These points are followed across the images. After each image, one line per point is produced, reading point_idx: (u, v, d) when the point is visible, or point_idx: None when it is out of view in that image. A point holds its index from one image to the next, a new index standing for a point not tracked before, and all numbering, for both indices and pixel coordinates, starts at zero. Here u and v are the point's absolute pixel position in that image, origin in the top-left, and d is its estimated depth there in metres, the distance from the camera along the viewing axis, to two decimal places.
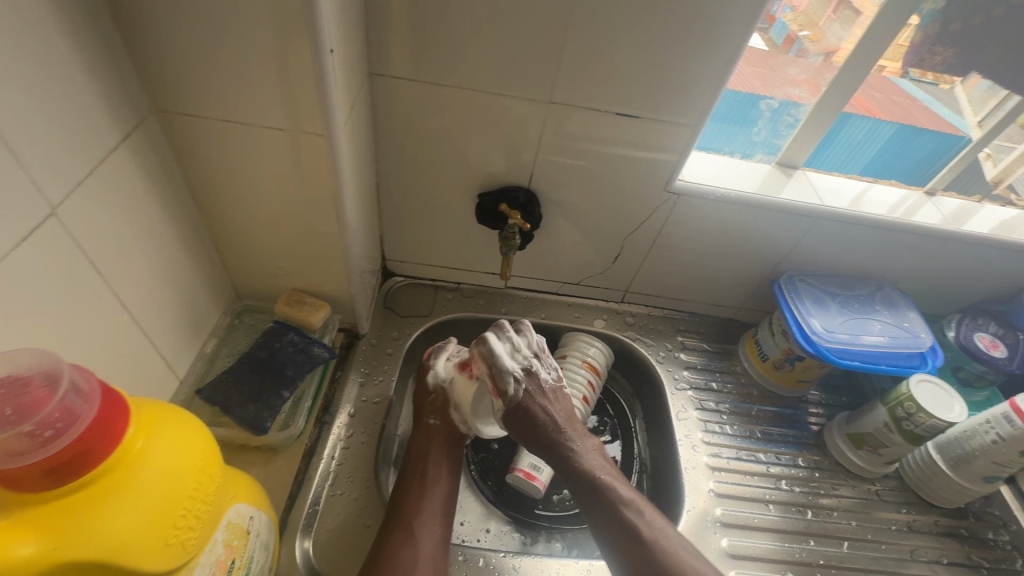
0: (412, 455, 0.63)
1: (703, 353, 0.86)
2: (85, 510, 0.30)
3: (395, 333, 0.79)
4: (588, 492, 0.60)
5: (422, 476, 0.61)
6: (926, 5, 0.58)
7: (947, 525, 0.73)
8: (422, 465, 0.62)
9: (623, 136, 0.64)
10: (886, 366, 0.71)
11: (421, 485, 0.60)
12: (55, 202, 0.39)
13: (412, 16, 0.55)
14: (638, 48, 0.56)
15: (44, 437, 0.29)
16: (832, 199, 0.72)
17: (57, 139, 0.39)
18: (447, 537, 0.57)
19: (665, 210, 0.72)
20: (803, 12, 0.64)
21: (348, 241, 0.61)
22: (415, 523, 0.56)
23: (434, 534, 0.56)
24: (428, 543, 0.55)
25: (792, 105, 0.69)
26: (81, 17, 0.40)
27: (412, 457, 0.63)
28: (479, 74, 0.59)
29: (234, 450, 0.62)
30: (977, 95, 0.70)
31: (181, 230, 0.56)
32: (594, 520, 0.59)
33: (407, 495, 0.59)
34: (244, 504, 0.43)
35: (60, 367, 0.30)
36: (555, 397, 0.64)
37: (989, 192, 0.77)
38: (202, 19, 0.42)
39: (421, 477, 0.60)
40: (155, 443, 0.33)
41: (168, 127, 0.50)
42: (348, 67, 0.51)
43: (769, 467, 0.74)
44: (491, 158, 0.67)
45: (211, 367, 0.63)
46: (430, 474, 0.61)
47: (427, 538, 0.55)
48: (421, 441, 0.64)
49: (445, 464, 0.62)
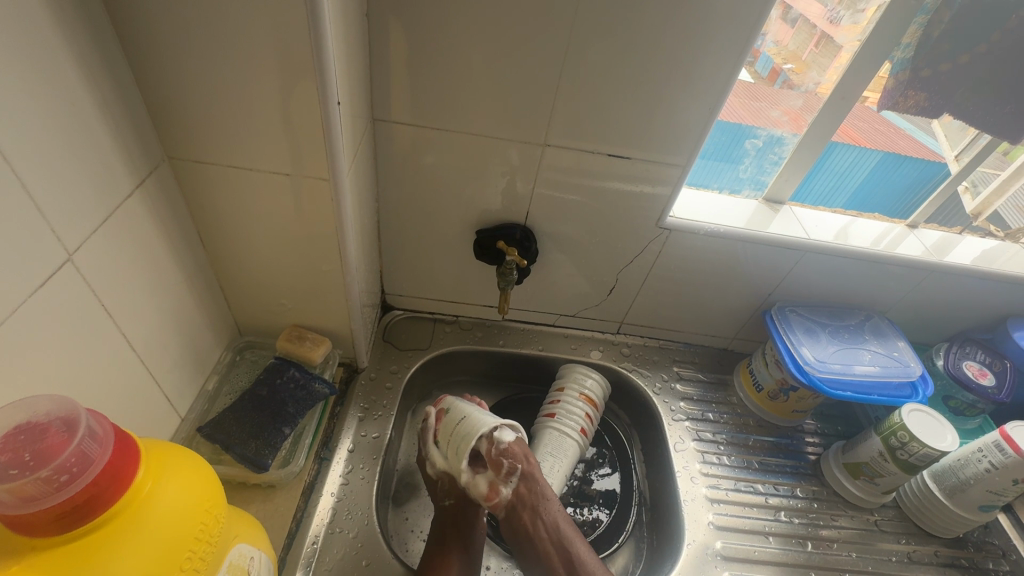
0: (431, 535, 0.64)
1: (699, 384, 0.87)
2: (95, 552, 0.30)
3: (394, 367, 0.80)
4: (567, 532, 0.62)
5: (440, 554, 0.61)
6: (896, 53, 0.62)
7: (947, 556, 0.73)
8: (439, 542, 0.62)
9: (615, 174, 0.67)
10: (877, 396, 0.72)
11: (443, 560, 0.60)
12: (72, 247, 0.41)
13: (414, 65, 0.58)
14: (626, 93, 0.60)
15: (59, 482, 0.29)
16: (818, 233, 0.74)
17: (76, 187, 0.41)
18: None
19: (658, 244, 0.74)
20: (786, 47, 0.66)
21: (349, 277, 0.62)
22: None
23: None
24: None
25: (777, 143, 0.72)
26: (104, 76, 0.42)
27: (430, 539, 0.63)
28: (477, 118, 0.62)
29: (234, 488, 0.61)
30: (954, 126, 0.72)
31: (188, 269, 0.57)
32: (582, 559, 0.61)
33: (427, 572, 0.59)
34: (245, 544, 0.43)
35: (77, 412, 0.31)
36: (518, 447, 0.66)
37: (969, 224, 0.79)
38: (217, 73, 0.45)
39: (440, 553, 0.60)
40: (164, 485, 0.34)
41: (179, 172, 0.52)
42: (352, 113, 0.54)
43: (767, 498, 0.75)
44: (488, 196, 0.70)
45: (213, 404, 0.64)
46: (447, 551, 0.61)
47: None
48: (440, 522, 0.64)
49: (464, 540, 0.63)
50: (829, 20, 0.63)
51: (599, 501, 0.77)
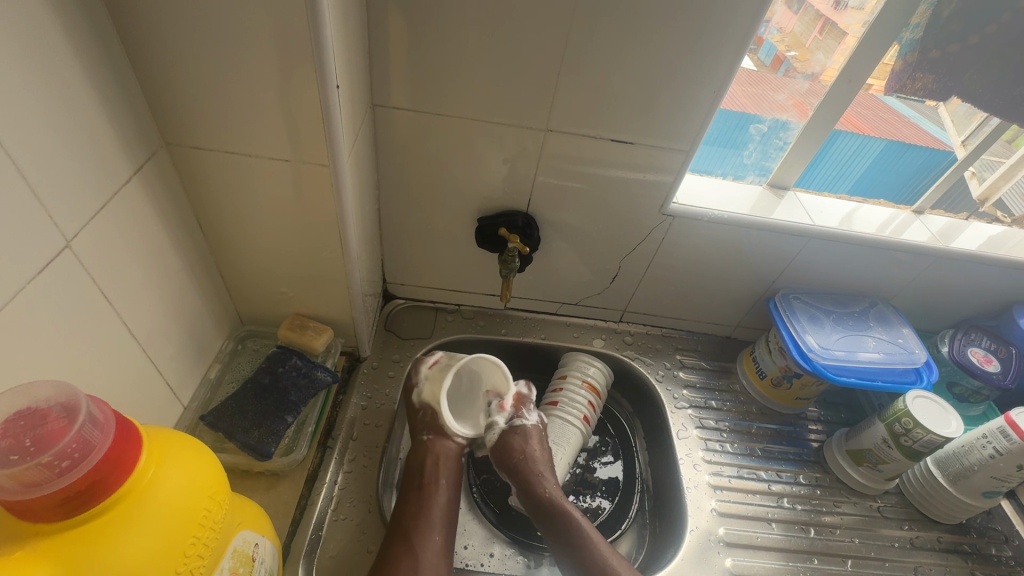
0: (411, 470, 0.64)
1: (702, 371, 0.87)
2: (100, 538, 0.30)
3: (396, 356, 0.80)
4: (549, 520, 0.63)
5: (420, 490, 0.61)
6: (904, 34, 0.61)
7: (950, 542, 0.73)
8: (421, 476, 0.63)
9: (618, 161, 0.66)
10: (882, 382, 0.72)
11: (420, 497, 0.61)
12: (70, 235, 0.41)
13: (413, 49, 0.57)
14: (630, 78, 0.59)
15: (60, 467, 0.29)
16: (823, 218, 0.73)
17: (73, 173, 0.40)
18: (447, 545, 0.58)
19: (661, 231, 0.74)
20: (790, 34, 0.65)
21: (351, 265, 0.62)
22: (415, 534, 0.57)
23: (435, 547, 0.57)
24: (429, 554, 0.56)
25: (781, 128, 0.71)
26: (100, 60, 0.42)
27: (411, 471, 0.64)
28: (478, 104, 0.61)
29: (238, 476, 0.62)
30: (961, 112, 0.71)
31: (188, 257, 0.57)
32: (555, 545, 0.62)
33: (407, 509, 0.60)
34: (250, 531, 0.43)
35: (77, 398, 0.31)
36: (535, 434, 0.69)
37: (975, 210, 0.78)
38: (213, 57, 0.44)
39: (419, 491, 0.61)
40: (166, 471, 0.34)
41: (177, 159, 0.52)
42: (352, 98, 0.53)
43: (770, 485, 0.75)
44: (489, 183, 0.69)
45: (216, 393, 0.64)
46: (428, 486, 0.62)
47: (426, 549, 0.56)
48: (419, 456, 0.65)
49: (447, 477, 0.63)
50: (833, 4, 0.61)
51: (601, 489, 0.77)
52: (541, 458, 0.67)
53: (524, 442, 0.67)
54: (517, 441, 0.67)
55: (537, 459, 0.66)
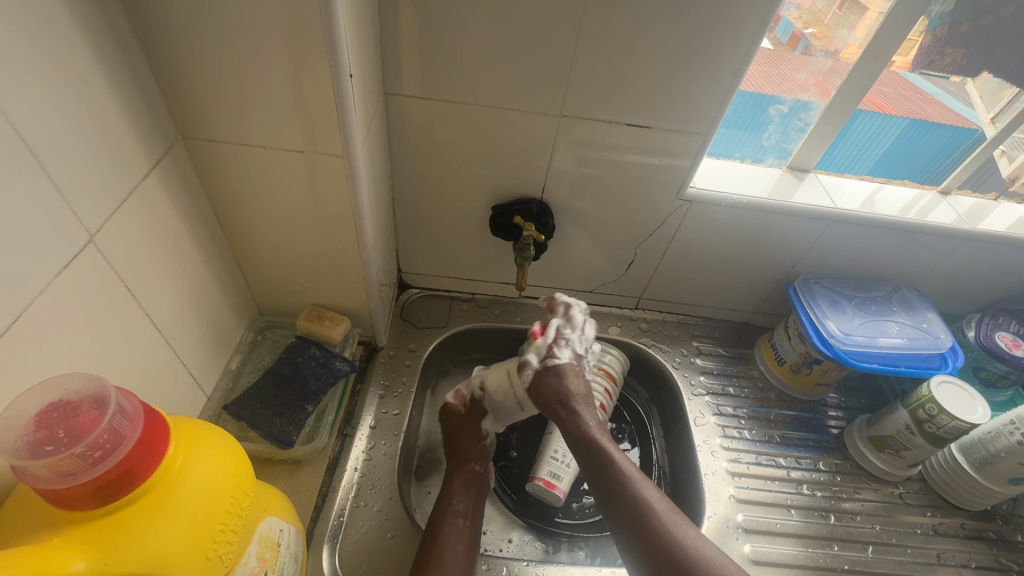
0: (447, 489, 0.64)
1: (719, 358, 0.86)
2: (132, 527, 0.31)
3: (412, 345, 0.80)
4: (601, 483, 0.58)
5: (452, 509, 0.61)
6: (935, 7, 0.59)
7: (974, 529, 0.72)
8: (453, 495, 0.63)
9: (634, 146, 0.65)
10: (905, 368, 0.70)
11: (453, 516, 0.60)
12: (92, 229, 0.41)
13: (425, 37, 0.56)
14: (646, 60, 0.57)
15: (93, 457, 0.30)
16: (845, 201, 0.71)
17: (93, 169, 0.41)
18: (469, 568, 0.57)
19: (678, 217, 0.73)
20: (808, 10, 0.63)
21: (367, 256, 0.62)
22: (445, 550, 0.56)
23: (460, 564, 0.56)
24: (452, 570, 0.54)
25: (802, 109, 0.69)
26: (118, 56, 0.42)
27: (445, 490, 0.64)
28: (491, 90, 0.60)
29: (261, 464, 0.63)
30: (988, 88, 0.69)
31: (206, 250, 0.58)
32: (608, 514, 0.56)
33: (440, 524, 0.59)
34: (275, 517, 0.44)
35: (106, 391, 0.32)
36: (571, 371, 0.66)
37: (1004, 189, 0.76)
38: (225, 49, 0.44)
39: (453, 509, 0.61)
40: (193, 461, 0.35)
41: (194, 152, 0.52)
42: (364, 87, 0.53)
43: (790, 471, 0.74)
44: (503, 171, 0.69)
45: (237, 383, 0.65)
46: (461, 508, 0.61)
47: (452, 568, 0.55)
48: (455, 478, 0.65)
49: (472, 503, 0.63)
50: None
51: None
52: (579, 395, 0.64)
53: (559, 382, 0.65)
54: (554, 382, 0.65)
55: (574, 396, 0.64)
